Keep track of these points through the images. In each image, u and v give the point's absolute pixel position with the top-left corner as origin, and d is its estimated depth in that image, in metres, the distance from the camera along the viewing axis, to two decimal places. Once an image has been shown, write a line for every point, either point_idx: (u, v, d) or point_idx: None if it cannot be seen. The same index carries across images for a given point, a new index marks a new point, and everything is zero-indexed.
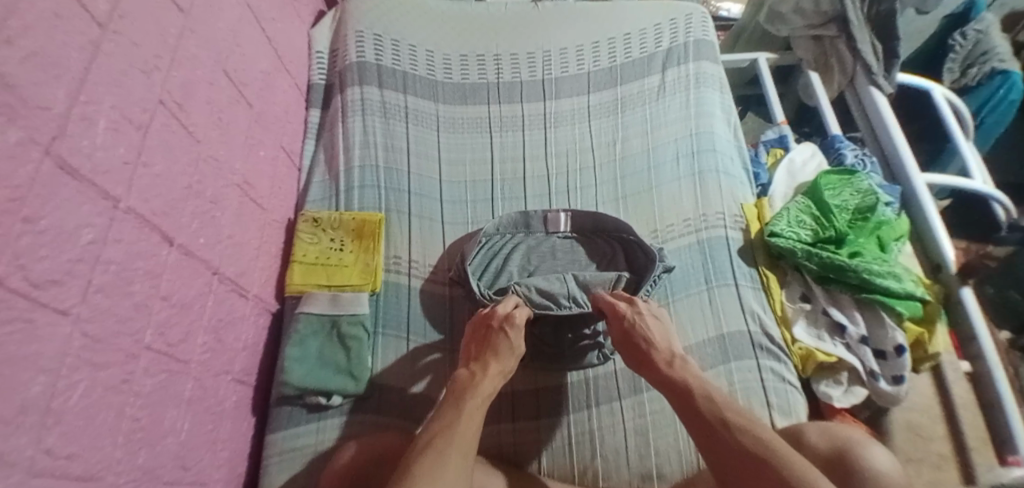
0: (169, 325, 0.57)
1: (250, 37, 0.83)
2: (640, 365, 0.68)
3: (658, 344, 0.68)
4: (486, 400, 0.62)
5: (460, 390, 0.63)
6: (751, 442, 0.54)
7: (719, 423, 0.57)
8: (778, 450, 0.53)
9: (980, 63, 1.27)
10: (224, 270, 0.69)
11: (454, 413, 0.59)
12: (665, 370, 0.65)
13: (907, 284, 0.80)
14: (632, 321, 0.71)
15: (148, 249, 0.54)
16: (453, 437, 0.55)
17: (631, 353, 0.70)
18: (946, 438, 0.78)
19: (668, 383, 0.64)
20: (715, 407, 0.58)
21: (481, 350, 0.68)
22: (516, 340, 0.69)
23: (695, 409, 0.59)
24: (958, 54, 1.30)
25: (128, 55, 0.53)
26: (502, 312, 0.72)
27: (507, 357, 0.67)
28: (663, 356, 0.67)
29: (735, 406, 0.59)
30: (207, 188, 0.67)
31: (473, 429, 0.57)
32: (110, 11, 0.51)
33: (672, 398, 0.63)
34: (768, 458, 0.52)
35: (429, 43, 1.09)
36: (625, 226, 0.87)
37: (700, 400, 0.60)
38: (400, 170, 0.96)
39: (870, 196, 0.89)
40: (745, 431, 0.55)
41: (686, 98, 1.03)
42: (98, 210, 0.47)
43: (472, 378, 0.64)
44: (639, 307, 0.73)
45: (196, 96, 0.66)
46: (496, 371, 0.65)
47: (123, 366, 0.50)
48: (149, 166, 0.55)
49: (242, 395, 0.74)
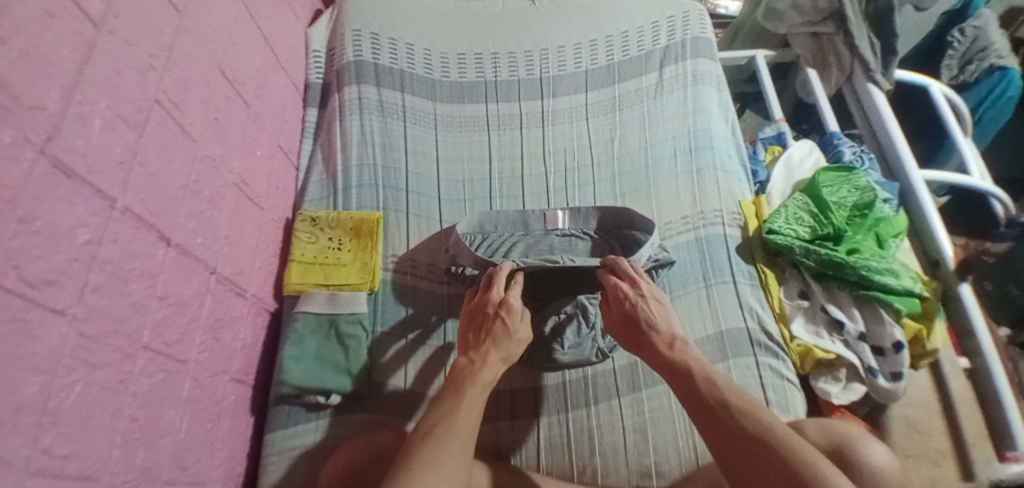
0: (165, 325, 0.57)
1: (246, 36, 0.83)
2: (640, 348, 0.69)
3: (659, 327, 0.68)
4: (486, 388, 0.62)
5: (461, 377, 0.63)
6: (753, 426, 0.54)
7: (720, 407, 0.57)
8: (778, 434, 0.53)
9: (977, 60, 1.27)
10: (222, 269, 0.69)
11: (455, 401, 0.59)
12: (665, 353, 0.65)
13: (905, 281, 0.81)
14: (634, 304, 0.71)
15: (144, 249, 0.54)
16: (453, 426, 0.56)
17: (632, 336, 0.70)
18: (944, 433, 0.78)
19: (668, 366, 0.64)
20: (716, 392, 0.59)
21: (480, 339, 0.68)
22: (514, 324, 0.69)
23: (695, 390, 0.60)
24: (956, 51, 1.30)
25: (122, 55, 0.53)
26: (497, 298, 0.72)
27: (507, 343, 0.67)
28: (664, 338, 0.67)
29: (737, 390, 0.59)
30: (203, 187, 0.66)
31: (473, 418, 0.58)
32: (105, 10, 0.51)
33: (672, 381, 0.63)
34: (767, 440, 0.53)
35: (426, 42, 1.09)
36: (637, 221, 0.87)
37: (700, 383, 0.60)
38: (398, 168, 0.96)
39: (869, 193, 0.89)
40: (747, 414, 0.56)
41: (683, 95, 1.03)
42: (93, 210, 0.47)
43: (471, 367, 0.64)
44: (641, 289, 0.72)
45: (192, 95, 0.65)
46: (496, 358, 0.65)
47: (119, 366, 0.50)
48: (144, 166, 0.55)
49: (241, 394, 0.74)
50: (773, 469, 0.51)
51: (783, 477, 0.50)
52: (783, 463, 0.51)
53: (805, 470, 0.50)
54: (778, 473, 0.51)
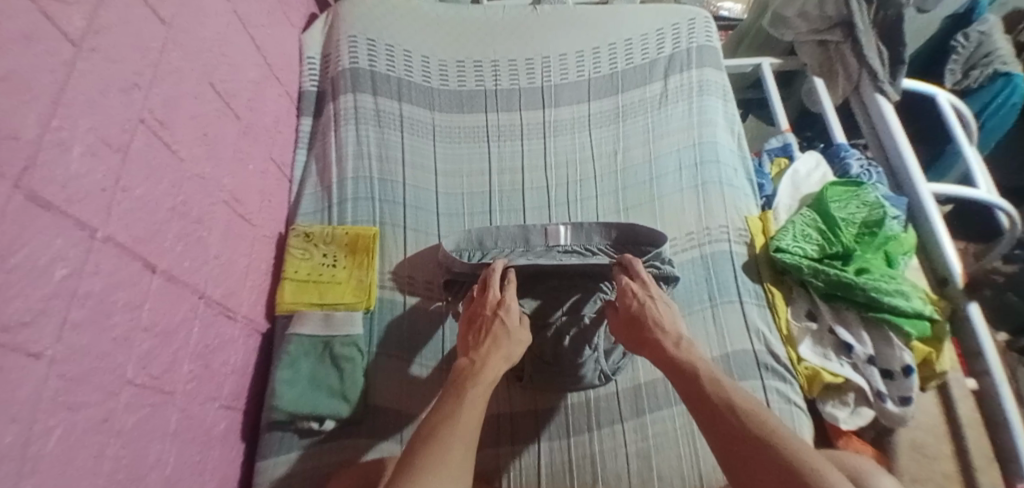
0: (152, 357, 0.54)
1: (238, 45, 0.79)
2: (644, 346, 0.69)
3: (665, 327, 0.69)
4: (491, 387, 0.63)
5: (462, 378, 0.63)
6: (756, 424, 0.55)
7: (725, 407, 0.57)
8: (781, 435, 0.53)
9: (982, 65, 1.25)
10: (211, 292, 0.66)
11: (456, 403, 0.59)
12: (671, 350, 0.66)
13: (915, 302, 0.78)
14: (642, 303, 0.71)
15: (128, 278, 0.51)
16: (455, 427, 0.55)
17: (637, 334, 0.70)
18: (950, 457, 0.79)
19: (672, 363, 0.65)
20: (721, 391, 0.59)
21: (480, 340, 0.69)
22: (514, 326, 0.70)
23: (702, 391, 0.60)
24: (960, 55, 1.27)
25: (105, 74, 0.50)
26: (494, 300, 0.73)
27: (507, 343, 0.68)
28: (670, 338, 0.68)
29: (742, 393, 0.59)
30: (192, 207, 0.63)
31: (475, 419, 0.58)
32: (86, 27, 0.48)
33: (675, 378, 0.63)
34: (769, 440, 0.53)
35: (425, 49, 1.05)
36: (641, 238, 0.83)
37: (706, 383, 0.60)
38: (395, 181, 0.93)
39: (878, 209, 0.87)
40: (752, 416, 0.55)
41: (689, 106, 1.01)
42: (73, 242, 0.44)
43: (473, 366, 0.65)
44: (651, 290, 0.72)
45: (180, 112, 0.62)
46: (497, 358, 0.66)
47: (103, 405, 0.47)
48: (129, 190, 0.52)
49: (231, 421, 0.71)
50: (774, 468, 0.50)
51: (784, 476, 0.49)
52: (785, 462, 0.50)
53: (809, 471, 0.49)
54: (778, 473, 0.50)
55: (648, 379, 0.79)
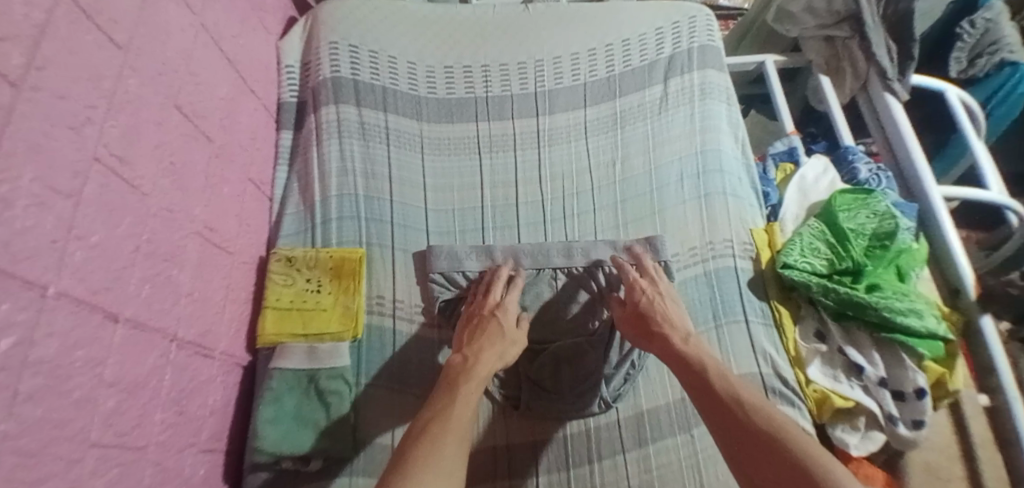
0: (118, 414, 0.50)
1: (206, 61, 0.74)
2: (651, 341, 0.67)
3: (673, 322, 0.67)
4: (483, 383, 0.61)
5: (454, 376, 0.61)
6: (765, 422, 0.52)
7: (732, 401, 0.55)
8: (791, 431, 0.50)
9: (988, 54, 1.15)
10: (183, 334, 0.62)
11: (449, 400, 0.57)
12: (679, 345, 0.64)
13: (929, 322, 0.74)
14: (650, 299, 0.71)
15: (88, 334, 0.47)
16: (448, 422, 0.53)
17: (643, 328, 0.68)
18: (962, 478, 0.76)
19: (679, 357, 0.63)
20: (728, 384, 0.57)
21: (474, 337, 0.68)
22: (509, 326, 0.69)
23: (709, 385, 0.58)
24: (966, 44, 1.17)
25: (49, 113, 0.44)
26: (493, 301, 0.73)
27: (501, 341, 0.67)
28: (678, 333, 0.66)
29: (750, 389, 0.57)
30: (159, 245, 0.59)
31: (468, 416, 0.55)
32: (26, 64, 0.42)
33: (681, 373, 0.61)
34: (776, 434, 0.50)
35: (411, 54, 1.00)
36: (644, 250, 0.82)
37: (715, 379, 0.58)
38: (382, 198, 0.89)
39: (889, 220, 0.82)
40: (760, 413, 0.53)
41: (690, 112, 0.96)
42: (22, 304, 0.39)
43: (465, 364, 0.63)
44: (659, 288, 0.73)
45: (141, 143, 0.57)
46: (490, 355, 0.64)
47: (65, 475, 0.43)
48: (84, 238, 0.47)
49: (212, 464, 0.67)
50: (779, 461, 0.48)
51: (791, 475, 0.46)
52: (795, 460, 0.47)
53: (819, 458, 0.46)
54: (784, 465, 0.47)
55: (650, 405, 0.76)
